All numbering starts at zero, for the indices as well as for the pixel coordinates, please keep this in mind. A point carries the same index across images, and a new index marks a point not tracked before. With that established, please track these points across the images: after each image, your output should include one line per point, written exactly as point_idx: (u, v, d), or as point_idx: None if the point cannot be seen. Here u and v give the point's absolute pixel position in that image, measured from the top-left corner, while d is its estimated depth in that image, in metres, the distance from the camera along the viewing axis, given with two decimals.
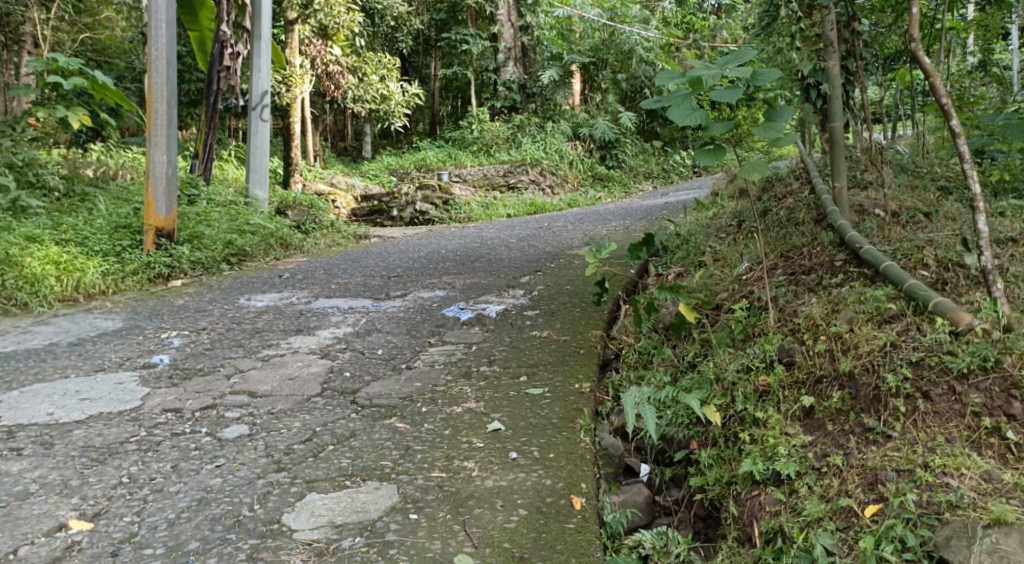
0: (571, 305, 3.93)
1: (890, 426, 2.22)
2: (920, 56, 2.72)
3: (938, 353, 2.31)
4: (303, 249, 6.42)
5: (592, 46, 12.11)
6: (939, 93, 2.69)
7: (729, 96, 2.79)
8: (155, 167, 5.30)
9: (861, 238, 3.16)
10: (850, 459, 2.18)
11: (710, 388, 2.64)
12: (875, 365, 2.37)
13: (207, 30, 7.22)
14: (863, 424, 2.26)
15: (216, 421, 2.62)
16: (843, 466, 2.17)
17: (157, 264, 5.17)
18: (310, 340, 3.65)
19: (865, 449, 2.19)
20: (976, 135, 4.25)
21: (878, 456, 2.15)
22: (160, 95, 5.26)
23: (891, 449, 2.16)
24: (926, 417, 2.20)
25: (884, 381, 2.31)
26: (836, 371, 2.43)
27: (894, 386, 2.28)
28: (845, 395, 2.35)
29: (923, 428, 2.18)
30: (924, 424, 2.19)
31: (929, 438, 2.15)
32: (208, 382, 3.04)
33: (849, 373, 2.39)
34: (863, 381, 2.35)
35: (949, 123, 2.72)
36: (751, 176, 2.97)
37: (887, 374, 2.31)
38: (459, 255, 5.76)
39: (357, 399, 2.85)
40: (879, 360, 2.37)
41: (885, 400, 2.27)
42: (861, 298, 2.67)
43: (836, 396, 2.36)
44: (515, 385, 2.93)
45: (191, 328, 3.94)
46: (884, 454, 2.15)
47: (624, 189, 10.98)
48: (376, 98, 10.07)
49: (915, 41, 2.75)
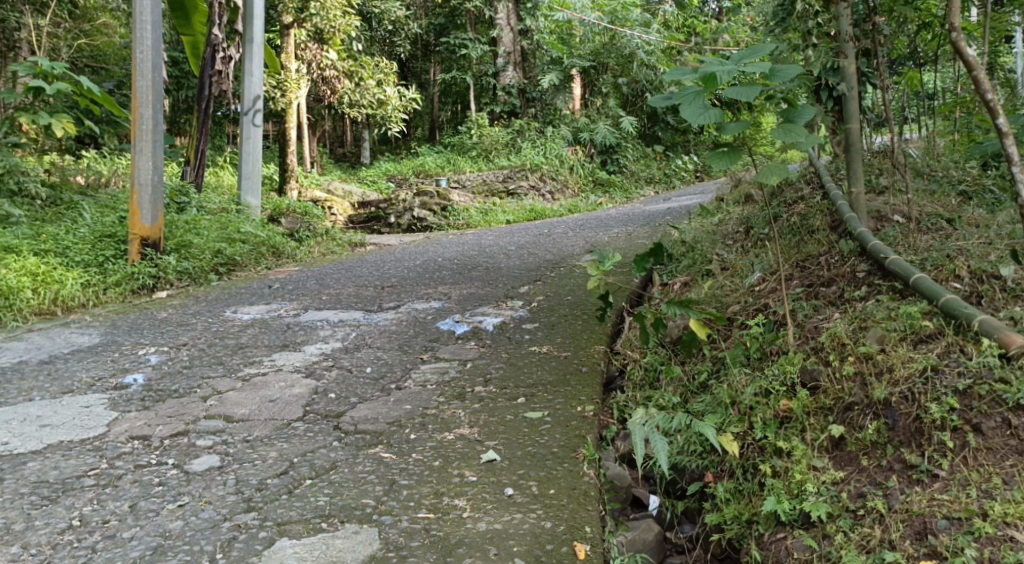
0: (572, 318, 3.70)
1: (936, 464, 2.01)
2: (961, 47, 2.52)
3: (988, 380, 2.09)
4: (296, 257, 6.19)
5: (593, 50, 11.94)
6: (983, 88, 2.49)
7: (747, 94, 2.58)
8: (140, 174, 5.08)
9: (885, 247, 2.93)
10: (892, 503, 1.98)
11: (725, 412, 2.42)
12: (915, 393, 2.15)
13: (200, 35, 6.96)
14: (905, 460, 2.06)
15: (185, 449, 2.40)
16: (885, 511, 1.97)
17: (141, 275, 4.95)
18: (296, 356, 3.43)
19: (908, 490, 1.99)
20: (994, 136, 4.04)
21: (924, 499, 1.95)
22: (145, 99, 5.04)
23: (938, 491, 1.96)
24: (977, 454, 2.00)
25: (927, 411, 2.10)
26: (867, 397, 2.21)
27: (939, 417, 2.07)
28: (881, 426, 2.14)
29: (976, 466, 1.98)
30: (977, 463, 1.99)
31: (982, 479, 1.95)
32: (181, 405, 2.81)
33: (884, 401, 2.17)
34: (901, 410, 2.14)
35: (995, 122, 2.51)
36: (771, 180, 2.73)
37: (930, 404, 2.10)
38: (456, 264, 5.53)
39: (341, 423, 2.63)
40: (919, 387, 2.15)
41: (928, 433, 2.07)
42: (890, 314, 2.45)
43: (870, 426, 2.15)
44: (512, 408, 2.71)
45: (171, 343, 3.72)
46: (930, 498, 1.95)
47: (625, 194, 10.73)
48: (373, 103, 9.79)
49: (955, 30, 2.54)
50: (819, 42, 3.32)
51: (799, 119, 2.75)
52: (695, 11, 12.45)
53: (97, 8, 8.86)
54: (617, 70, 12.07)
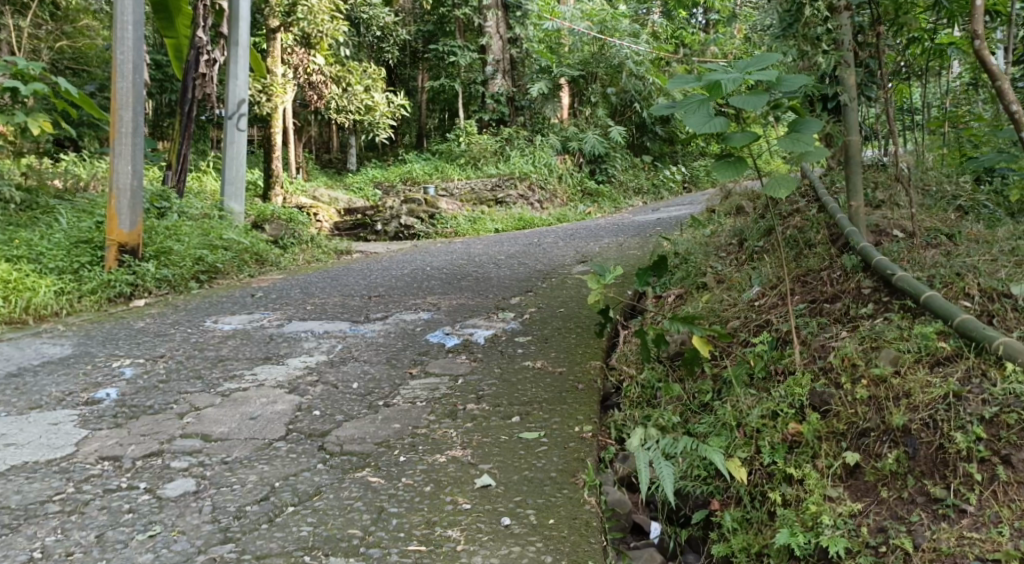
0: (566, 332, 3.58)
1: (963, 498, 1.94)
2: (984, 56, 2.51)
3: (1017, 407, 2.02)
4: (280, 265, 6.04)
5: (582, 59, 11.86)
6: (1007, 100, 2.51)
7: (754, 104, 2.50)
8: (119, 179, 4.93)
9: (890, 262, 2.82)
10: (918, 541, 1.91)
11: (730, 435, 2.31)
12: (937, 420, 2.07)
13: (184, 38, 6.81)
14: (928, 493, 1.99)
15: (159, 472, 2.28)
16: (911, 550, 1.90)
17: (118, 283, 4.79)
18: (279, 370, 3.29)
19: (934, 527, 1.92)
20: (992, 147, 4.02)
21: (953, 537, 1.89)
22: (125, 102, 4.89)
23: (967, 528, 1.90)
24: (1008, 488, 1.93)
25: (950, 440, 2.03)
26: (885, 422, 2.13)
27: (965, 447, 2.00)
28: (901, 455, 2.06)
29: (1007, 501, 1.91)
30: (1008, 498, 1.92)
31: (1015, 516, 1.88)
32: (156, 423, 2.68)
33: (902, 428, 2.10)
34: (923, 438, 2.06)
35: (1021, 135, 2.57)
36: (778, 193, 2.63)
37: (954, 433, 2.02)
38: (445, 273, 5.40)
39: (326, 444, 2.49)
40: (942, 414, 2.07)
41: (953, 464, 2.00)
42: (902, 334, 2.36)
43: (889, 455, 2.07)
44: (506, 428, 2.59)
45: (148, 355, 3.57)
46: (958, 535, 1.89)
47: (614, 205, 10.64)
48: (360, 108, 9.47)
49: (979, 39, 2.52)
50: (829, 51, 3.18)
51: (806, 130, 2.66)
52: (684, 23, 12.41)
53: (79, 9, 8.68)
54: (606, 79, 11.95)
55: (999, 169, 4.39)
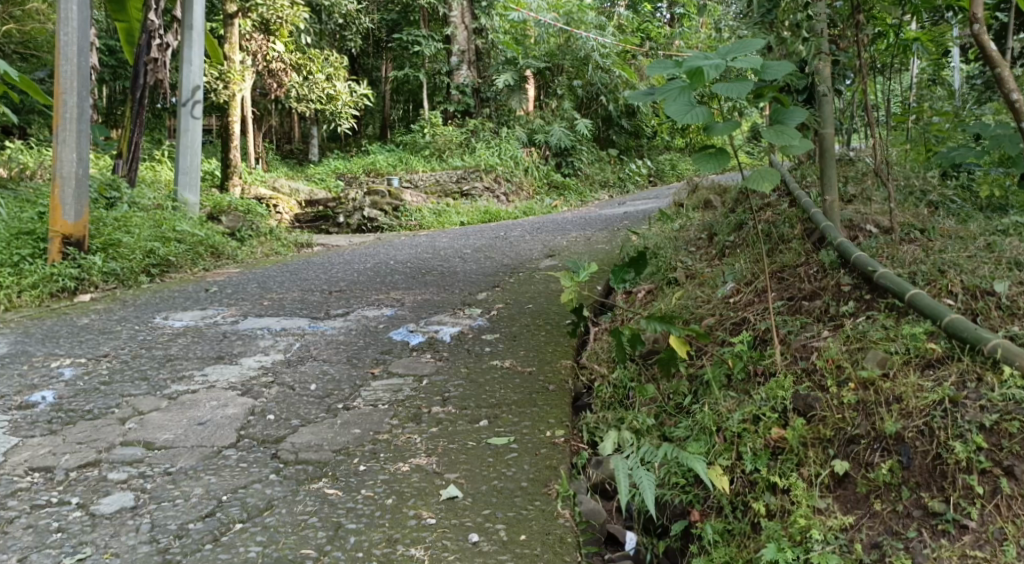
0: (535, 329, 3.44)
1: (964, 513, 1.86)
2: (984, 42, 2.47)
3: (1018, 415, 1.93)
4: (237, 258, 5.82)
5: (548, 51, 11.64)
6: (1008, 88, 2.47)
7: (738, 91, 2.38)
8: (63, 167, 4.68)
9: (870, 258, 2.72)
10: (918, 560, 1.82)
11: (710, 440, 2.21)
12: (933, 428, 1.99)
13: (135, 22, 6.41)
14: (926, 506, 1.90)
15: (94, 485, 2.11)
16: None
17: (62, 277, 4.54)
18: (231, 371, 3.10)
19: (934, 543, 1.83)
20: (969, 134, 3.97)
21: (955, 555, 1.80)
22: (69, 86, 4.63)
23: (969, 546, 1.81)
24: (1013, 502, 1.85)
25: (949, 450, 1.94)
26: (875, 429, 2.05)
27: (964, 457, 1.91)
28: (895, 465, 1.97)
29: (1011, 516, 1.83)
30: (1012, 512, 1.83)
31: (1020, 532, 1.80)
32: (94, 429, 2.50)
33: (896, 436, 2.01)
34: (918, 447, 1.98)
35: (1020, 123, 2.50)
36: (761, 187, 2.51)
37: (954, 442, 1.94)
38: (409, 268, 5.22)
39: (280, 452, 2.33)
40: (938, 422, 1.99)
41: (951, 476, 1.91)
42: (889, 334, 2.27)
43: (882, 465, 1.98)
44: (473, 433, 2.44)
45: (90, 354, 3.36)
46: (961, 554, 1.80)
47: (580, 198, 10.50)
48: (322, 98, 9.30)
49: (978, 24, 2.48)
50: (810, 37, 3.02)
51: (790, 120, 2.55)
52: (650, 17, 12.32)
53: None
54: (572, 72, 11.83)
55: (965, 164, 4.34)
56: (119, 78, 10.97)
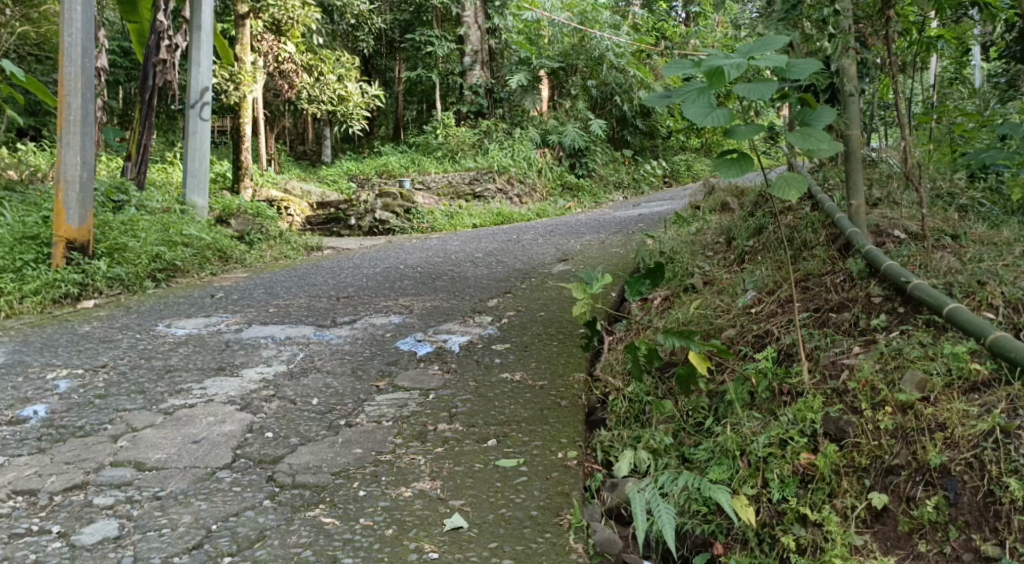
0: (548, 339, 3.30)
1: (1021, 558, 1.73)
2: None
3: None
4: (245, 262, 5.71)
5: (562, 51, 11.47)
6: None
7: (761, 93, 2.22)
8: (67, 170, 4.58)
9: (902, 269, 2.56)
10: None
11: (733, 465, 2.08)
12: (984, 461, 1.86)
13: (146, 21, 6.13)
14: (975, 548, 1.77)
15: (78, 511, 2.04)
16: None
17: (65, 283, 4.43)
18: (231, 384, 2.96)
19: None
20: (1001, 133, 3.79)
21: None
22: (73, 88, 4.52)
23: None
24: None
25: (1002, 488, 1.81)
26: (916, 459, 1.93)
27: (1019, 496, 1.78)
28: (941, 501, 1.85)
29: None
30: None
31: None
32: (84, 448, 2.38)
33: (941, 468, 1.89)
34: (967, 482, 1.85)
35: None
36: (787, 194, 2.36)
37: (1007, 479, 1.81)
38: (419, 272, 5.10)
39: (276, 474, 2.21)
40: (989, 455, 1.86)
41: (1006, 517, 1.78)
42: (927, 353, 2.12)
43: (927, 501, 1.86)
44: (480, 454, 2.31)
45: (88, 365, 3.25)
46: None
47: (594, 199, 10.36)
48: (333, 99, 9.13)
49: None
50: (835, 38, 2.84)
51: (817, 122, 2.39)
52: (665, 16, 12.17)
53: None
54: (586, 72, 11.68)
55: (993, 167, 4.17)
56: (132, 80, 10.92)
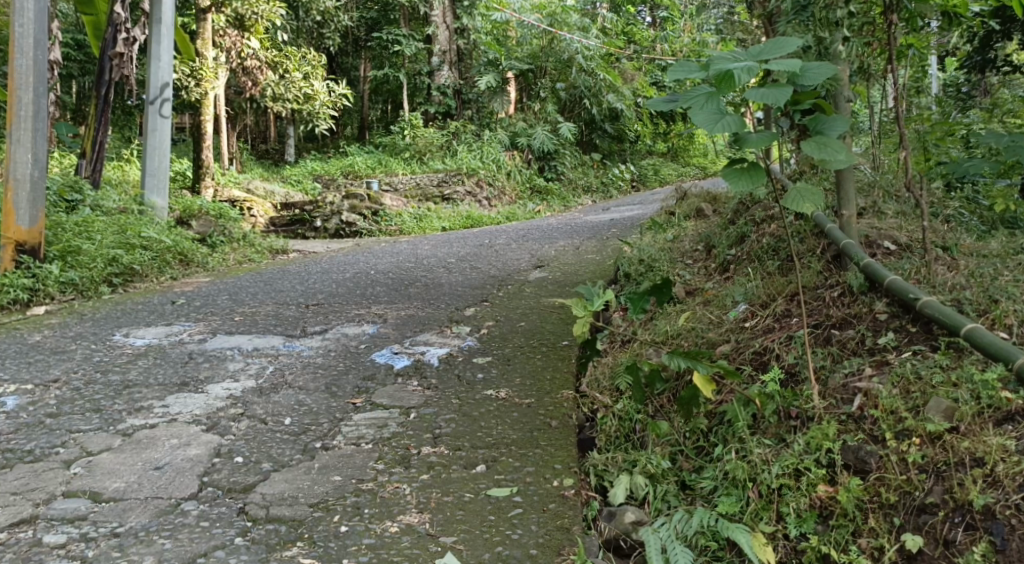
0: (531, 353, 3.14)
1: None
2: None
3: None
4: (208, 266, 5.45)
5: (530, 53, 11.37)
6: None
7: (776, 98, 2.09)
8: (16, 168, 4.31)
9: (910, 284, 2.43)
10: None
11: (743, 495, 2.01)
12: None
13: (102, 14, 6.02)
14: None
15: (25, 552, 1.85)
16: None
17: (13, 288, 4.16)
18: (195, 401, 2.75)
19: None
20: (986, 139, 3.70)
21: None
22: (24, 82, 4.27)
23: None
24: None
25: None
26: (954, 498, 1.84)
27: None
28: (988, 547, 1.75)
29: None
30: None
31: None
32: (34, 476, 2.17)
33: (983, 510, 1.80)
34: (1010, 526, 1.76)
35: None
36: (802, 208, 2.23)
37: None
38: (390, 278, 4.91)
39: (248, 506, 2.03)
40: None
41: None
42: (949, 379, 2.07)
43: (970, 547, 1.76)
44: (470, 482, 2.15)
45: (37, 380, 3.00)
46: None
47: (563, 204, 10.25)
48: (299, 97, 8.96)
49: None
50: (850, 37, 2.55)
51: (831, 130, 2.26)
52: (633, 19, 12.12)
53: None
54: (555, 74, 11.52)
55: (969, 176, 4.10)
56: (87, 73, 10.52)
